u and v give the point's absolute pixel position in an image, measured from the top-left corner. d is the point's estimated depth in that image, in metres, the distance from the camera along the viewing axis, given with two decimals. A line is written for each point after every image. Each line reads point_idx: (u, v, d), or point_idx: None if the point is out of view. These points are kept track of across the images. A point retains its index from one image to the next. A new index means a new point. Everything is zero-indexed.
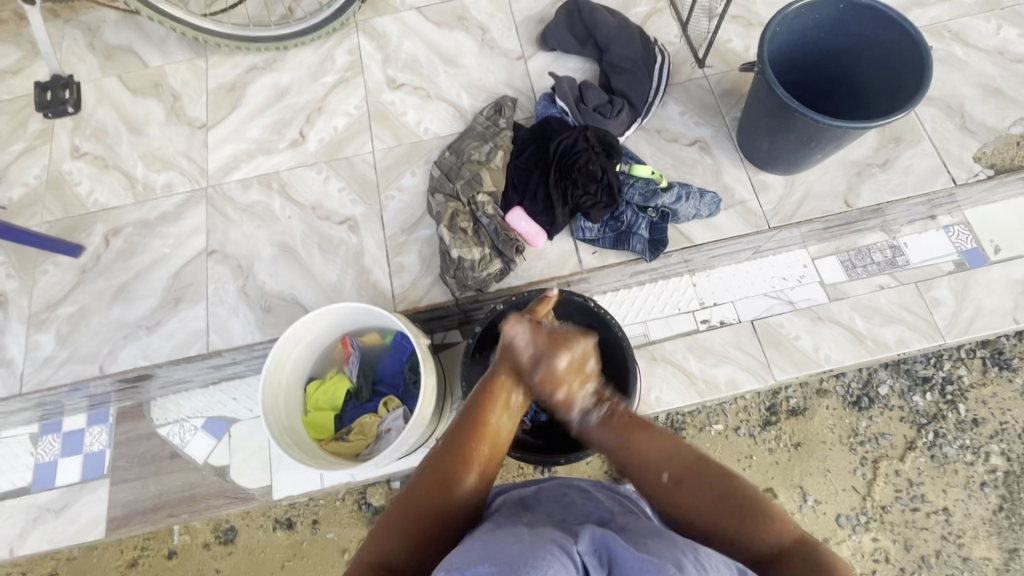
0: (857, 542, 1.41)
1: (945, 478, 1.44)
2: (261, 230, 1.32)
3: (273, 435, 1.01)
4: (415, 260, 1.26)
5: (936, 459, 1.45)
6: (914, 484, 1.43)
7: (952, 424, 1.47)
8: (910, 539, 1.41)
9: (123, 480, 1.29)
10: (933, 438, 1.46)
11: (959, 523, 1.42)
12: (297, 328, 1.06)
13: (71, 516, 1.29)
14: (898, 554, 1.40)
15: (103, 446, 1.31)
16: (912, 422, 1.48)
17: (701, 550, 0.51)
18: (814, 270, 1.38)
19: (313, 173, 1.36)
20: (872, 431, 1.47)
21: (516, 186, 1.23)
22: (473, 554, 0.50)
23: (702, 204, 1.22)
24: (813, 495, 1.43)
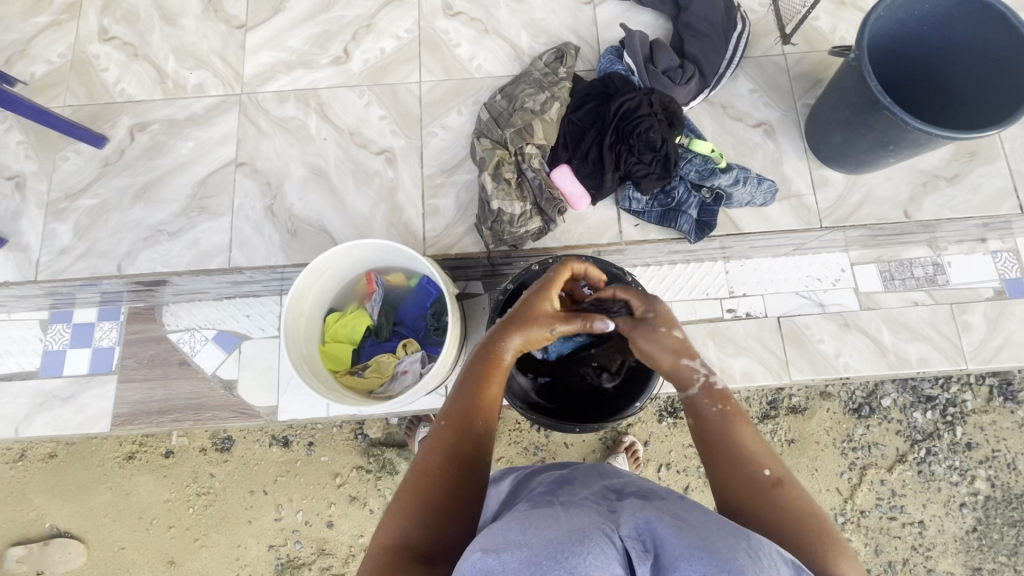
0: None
1: (926, 493, 1.47)
2: (295, 148, 1.26)
3: (291, 360, 0.99)
4: (451, 205, 1.21)
5: (922, 474, 1.48)
6: (896, 495, 1.46)
7: (946, 445, 1.49)
8: (881, 545, 1.46)
9: (130, 379, 1.29)
10: (924, 455, 1.48)
11: (931, 536, 1.46)
12: (326, 258, 1.03)
13: (77, 406, 1.29)
14: (867, 556, 1.46)
15: (112, 343, 1.30)
16: (907, 436, 1.49)
17: (755, 538, 0.50)
18: (851, 276, 1.34)
19: (354, 96, 1.28)
20: (865, 440, 1.49)
21: (567, 142, 1.16)
22: (512, 535, 0.52)
23: (758, 191, 1.16)
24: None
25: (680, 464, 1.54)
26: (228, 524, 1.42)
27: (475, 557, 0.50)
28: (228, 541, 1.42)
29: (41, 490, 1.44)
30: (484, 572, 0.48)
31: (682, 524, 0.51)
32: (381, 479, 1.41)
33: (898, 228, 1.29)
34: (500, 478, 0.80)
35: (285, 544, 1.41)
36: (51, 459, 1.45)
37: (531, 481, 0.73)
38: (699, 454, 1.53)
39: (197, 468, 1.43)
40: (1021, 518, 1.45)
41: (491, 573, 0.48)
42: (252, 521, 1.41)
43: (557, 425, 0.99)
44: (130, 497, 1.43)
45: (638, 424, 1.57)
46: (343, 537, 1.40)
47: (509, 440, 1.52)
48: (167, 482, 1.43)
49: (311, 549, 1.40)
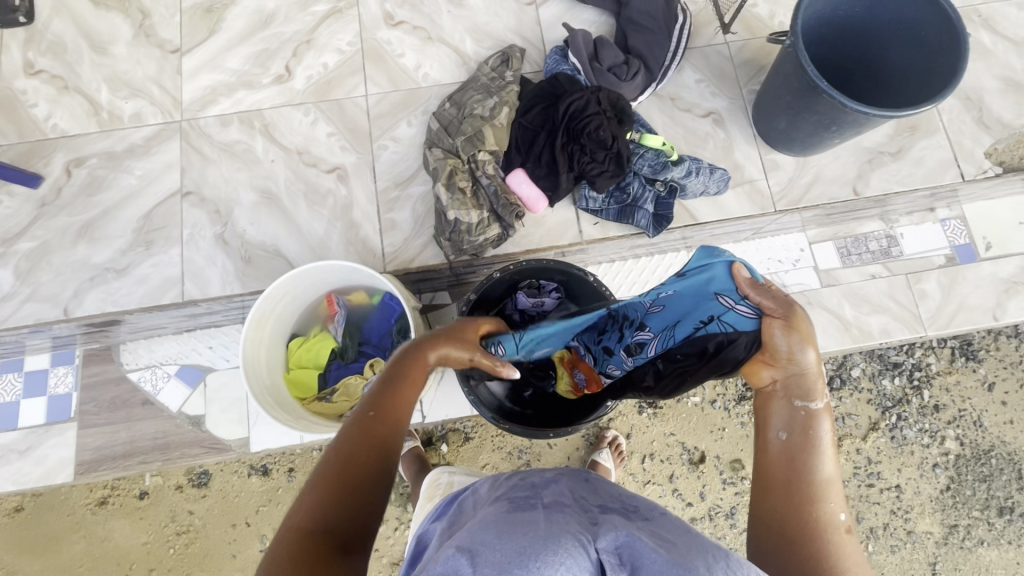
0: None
1: (900, 458, 1.52)
2: (242, 172, 1.22)
3: (252, 391, 0.97)
4: (408, 218, 1.19)
5: (895, 440, 1.52)
6: (872, 462, 1.51)
7: (915, 409, 1.53)
8: (862, 512, 1.51)
9: (92, 424, 1.24)
10: (895, 421, 1.53)
11: (909, 499, 1.51)
12: (280, 283, 1.00)
13: (37, 458, 1.24)
14: None
15: (69, 389, 1.24)
16: (878, 405, 1.54)
17: (734, 557, 0.51)
18: (810, 254, 1.37)
19: (299, 114, 1.25)
20: (839, 412, 1.54)
21: (519, 146, 1.16)
22: (488, 540, 0.52)
23: (711, 181, 1.16)
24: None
25: (663, 454, 1.55)
26: (210, 560, 1.38)
27: (448, 556, 0.50)
28: None
29: (9, 547, 1.37)
30: (454, 569, 0.48)
31: (660, 543, 0.51)
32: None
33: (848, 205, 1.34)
34: (479, 483, 0.78)
35: None
36: (16, 513, 1.38)
37: (516, 483, 0.70)
38: (681, 442, 1.55)
39: (174, 507, 1.39)
40: (990, 473, 1.51)
41: (461, 571, 0.48)
42: (236, 555, 1.38)
43: (530, 431, 0.98)
44: (105, 544, 1.37)
45: (619, 418, 1.58)
46: None
47: (492, 447, 1.49)
48: (143, 525, 1.38)
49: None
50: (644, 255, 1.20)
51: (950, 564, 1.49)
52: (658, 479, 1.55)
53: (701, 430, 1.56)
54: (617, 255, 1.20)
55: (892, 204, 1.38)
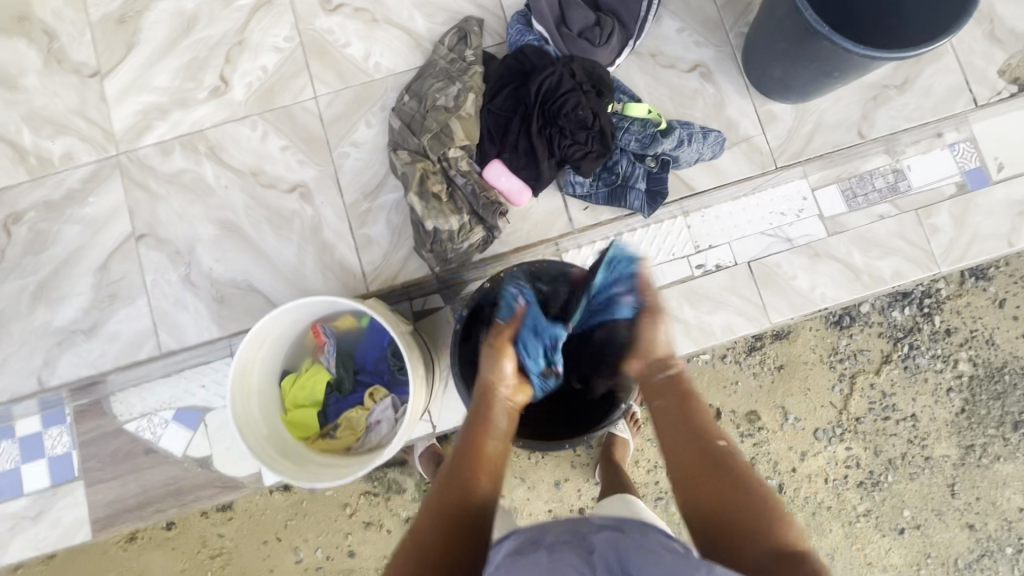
0: (831, 452, 1.54)
1: (914, 386, 1.52)
2: (196, 205, 1.11)
3: (249, 446, 0.93)
4: (384, 230, 1.10)
5: (908, 369, 1.52)
6: (886, 396, 1.51)
7: (927, 336, 1.51)
8: (880, 446, 1.53)
9: (100, 480, 1.20)
10: (907, 350, 1.51)
11: (924, 426, 1.52)
12: (260, 328, 0.95)
13: (52, 520, 1.21)
14: (868, 459, 1.53)
15: (68, 448, 1.19)
16: (889, 337, 1.52)
17: None
18: (814, 202, 1.32)
19: (246, 130, 1.13)
20: (851, 349, 1.53)
21: (492, 135, 1.05)
22: None
23: (705, 147, 1.06)
24: (793, 413, 1.53)
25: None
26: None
27: None
28: None
29: None
30: None
31: None
32: (392, 499, 1.38)
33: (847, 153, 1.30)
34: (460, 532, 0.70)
35: None
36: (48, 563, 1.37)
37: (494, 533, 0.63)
38: None
39: (203, 531, 1.37)
40: (1005, 390, 1.51)
41: None
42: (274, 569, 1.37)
43: (550, 444, 0.90)
44: None
45: None
46: (368, 562, 1.38)
47: None
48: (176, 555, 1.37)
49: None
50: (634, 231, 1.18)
51: (967, 483, 1.52)
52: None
53: (714, 387, 1.54)
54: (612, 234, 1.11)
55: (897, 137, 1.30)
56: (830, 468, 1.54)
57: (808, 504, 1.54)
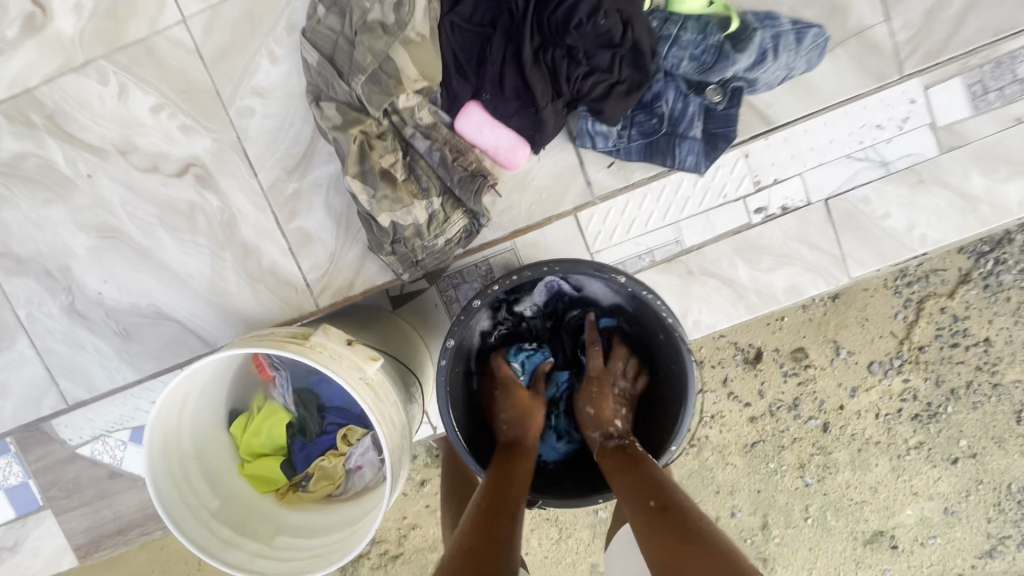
0: (886, 386, 1.33)
1: (994, 307, 1.28)
2: (54, 205, 0.78)
3: (191, 539, 0.71)
4: (324, 222, 0.78)
5: (989, 289, 1.27)
6: (958, 321, 1.28)
7: (1017, 249, 1.26)
8: (942, 375, 1.32)
9: (66, 508, 1.17)
10: (990, 267, 1.27)
11: (999, 351, 1.30)
12: (171, 391, 0.68)
13: (30, 551, 1.18)
14: (927, 391, 1.32)
15: (22, 478, 1.15)
16: (970, 252, 1.27)
17: None
18: (925, 106, 0.95)
19: (94, 84, 0.75)
20: (922, 271, 1.29)
21: (463, 67, 0.68)
22: None
23: (799, 57, 0.84)
24: (846, 347, 1.32)
25: (714, 359, 1.33)
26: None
27: None
28: None
29: None
30: None
31: None
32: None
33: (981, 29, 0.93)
34: None
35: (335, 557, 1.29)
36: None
37: None
38: (734, 342, 1.33)
39: None
40: None
41: None
42: None
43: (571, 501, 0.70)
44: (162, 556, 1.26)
45: None
46: (388, 527, 1.27)
47: None
48: None
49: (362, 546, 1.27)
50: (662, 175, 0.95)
51: None
52: (712, 387, 1.34)
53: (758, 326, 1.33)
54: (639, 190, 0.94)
55: None
56: (883, 403, 1.34)
57: (855, 440, 1.36)
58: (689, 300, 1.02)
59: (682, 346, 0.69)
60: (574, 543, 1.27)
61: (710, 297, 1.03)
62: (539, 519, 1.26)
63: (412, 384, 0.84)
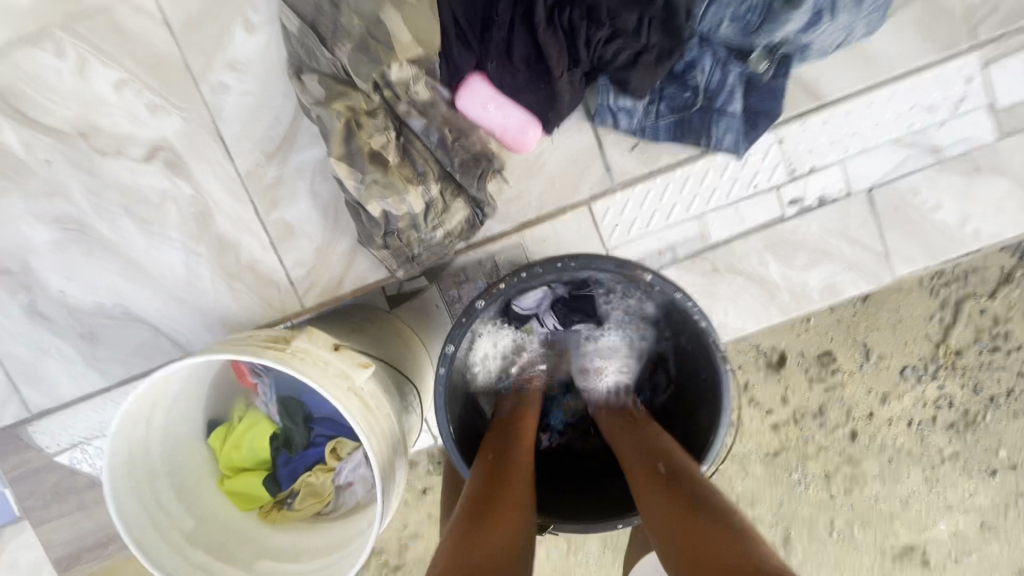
0: (919, 392, 1.21)
1: None
2: (9, 196, 0.70)
3: (157, 563, 0.64)
4: (309, 212, 0.69)
5: None
6: (999, 324, 1.17)
7: None
8: (980, 381, 1.20)
9: (45, 519, 1.09)
10: None
11: None
12: (135, 402, 0.60)
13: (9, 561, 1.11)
14: (965, 398, 1.21)
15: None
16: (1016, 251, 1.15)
17: None
18: (982, 85, 0.85)
19: (49, 56, 0.66)
20: (959, 269, 1.17)
21: (466, 30, 0.58)
22: None
23: (862, 18, 0.70)
24: (877, 352, 1.19)
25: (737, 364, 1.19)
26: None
27: None
28: None
29: None
30: None
31: None
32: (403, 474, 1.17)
33: None
34: None
35: None
36: None
37: None
38: (757, 345, 1.20)
39: None
40: None
41: None
42: None
43: (589, 525, 0.61)
44: None
45: None
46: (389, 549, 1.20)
47: None
48: None
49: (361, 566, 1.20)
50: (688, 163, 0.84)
51: None
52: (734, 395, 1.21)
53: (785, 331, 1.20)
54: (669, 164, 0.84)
55: None
56: (917, 411, 1.22)
57: (885, 450, 1.24)
58: (716, 301, 0.93)
59: (717, 351, 0.59)
60: (584, 552, 1.20)
61: (738, 295, 0.93)
62: None
63: (410, 391, 0.74)
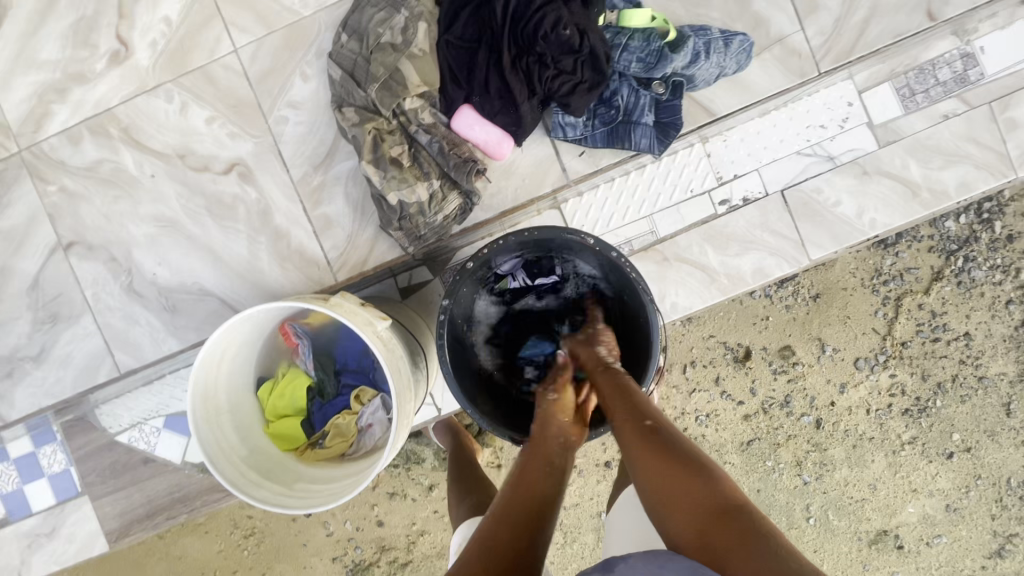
0: (874, 381, 1.32)
1: (970, 303, 1.30)
2: (123, 202, 0.94)
3: (222, 474, 0.81)
4: (343, 208, 0.93)
5: (962, 285, 1.29)
6: (936, 317, 1.29)
7: (984, 245, 1.28)
8: (927, 370, 1.32)
9: None
10: (961, 264, 1.29)
11: (979, 344, 1.30)
12: (217, 340, 0.81)
13: None
14: (915, 386, 1.32)
15: None
16: (941, 250, 1.29)
17: None
18: (861, 108, 1.09)
19: (161, 102, 0.93)
20: (896, 269, 1.30)
21: (456, 74, 0.84)
22: None
23: (729, 58, 1.03)
24: (832, 344, 1.31)
25: (705, 358, 1.32)
26: (284, 555, 1.34)
27: None
28: (292, 569, 1.34)
29: None
30: None
31: None
32: (412, 469, 1.31)
33: (900, 41, 1.08)
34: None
35: (347, 554, 1.34)
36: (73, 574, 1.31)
37: None
38: (722, 342, 1.32)
39: (233, 512, 1.33)
40: None
41: None
42: (307, 542, 1.34)
43: None
44: (184, 557, 1.34)
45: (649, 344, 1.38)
46: (398, 528, 1.33)
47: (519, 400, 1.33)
48: (212, 531, 1.32)
49: (372, 550, 1.34)
50: (635, 172, 1.08)
51: None
52: (705, 386, 1.33)
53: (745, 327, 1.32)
54: (619, 173, 1.08)
55: (961, 16, 1.08)
56: (873, 399, 1.33)
57: (849, 437, 1.34)
58: (667, 285, 1.11)
59: (645, 296, 0.78)
60: (580, 546, 1.32)
61: (686, 281, 1.12)
62: None
63: (418, 352, 0.91)
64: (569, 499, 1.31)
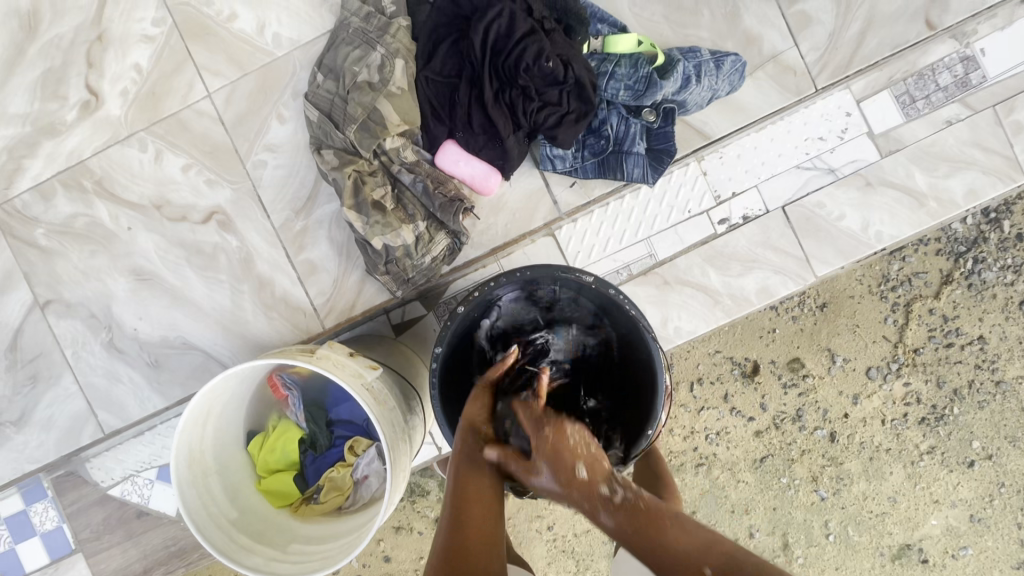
0: (888, 391, 1.28)
1: (982, 306, 1.25)
2: (100, 257, 0.91)
3: (211, 543, 0.77)
4: (327, 252, 0.90)
5: (973, 288, 1.25)
6: (948, 322, 1.25)
7: (994, 247, 1.24)
8: (943, 377, 1.27)
9: None
10: (971, 266, 1.24)
11: (995, 348, 1.26)
12: (199, 402, 0.77)
13: None
14: (930, 394, 1.27)
15: None
16: (949, 254, 1.25)
17: None
18: (860, 117, 1.06)
19: (134, 151, 0.90)
20: (904, 274, 1.26)
21: (437, 110, 0.82)
22: None
23: (719, 79, 1.00)
24: (842, 355, 1.27)
25: (713, 375, 1.28)
26: None
27: None
28: None
29: None
30: None
31: None
32: (417, 503, 1.27)
33: (895, 47, 1.05)
34: None
35: None
36: None
37: None
38: (729, 357, 1.28)
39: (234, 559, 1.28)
40: None
41: None
42: None
43: None
44: None
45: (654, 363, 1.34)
46: (405, 565, 1.29)
47: None
48: None
49: None
50: (629, 195, 1.04)
51: None
52: (713, 404, 1.29)
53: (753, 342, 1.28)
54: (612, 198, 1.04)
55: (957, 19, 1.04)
56: (887, 409, 1.28)
57: (865, 450, 1.29)
58: (669, 308, 1.07)
59: (647, 333, 0.75)
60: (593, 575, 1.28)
61: (688, 303, 1.08)
62: (554, 540, 1.26)
63: (414, 399, 0.86)
64: (581, 526, 1.26)
